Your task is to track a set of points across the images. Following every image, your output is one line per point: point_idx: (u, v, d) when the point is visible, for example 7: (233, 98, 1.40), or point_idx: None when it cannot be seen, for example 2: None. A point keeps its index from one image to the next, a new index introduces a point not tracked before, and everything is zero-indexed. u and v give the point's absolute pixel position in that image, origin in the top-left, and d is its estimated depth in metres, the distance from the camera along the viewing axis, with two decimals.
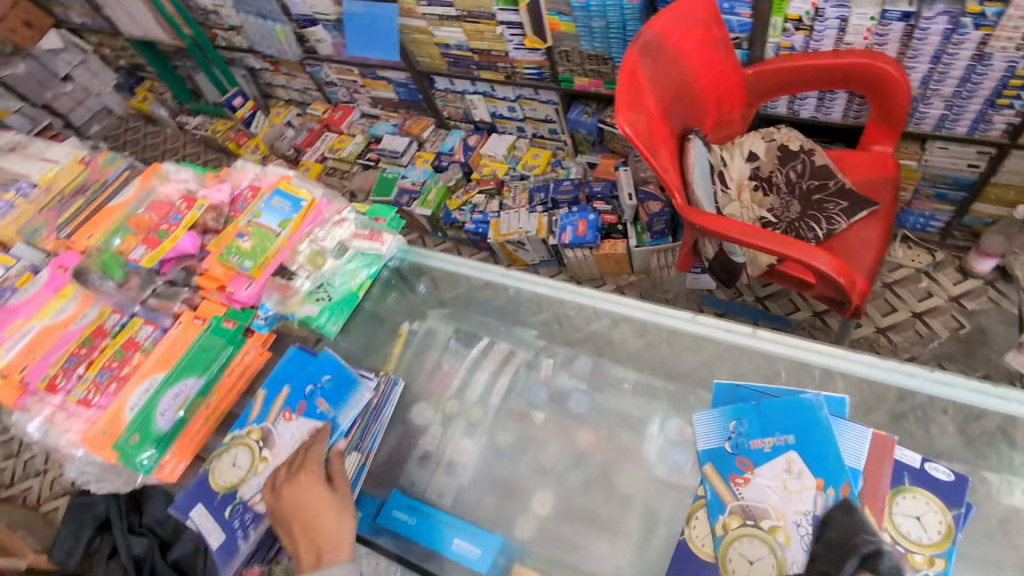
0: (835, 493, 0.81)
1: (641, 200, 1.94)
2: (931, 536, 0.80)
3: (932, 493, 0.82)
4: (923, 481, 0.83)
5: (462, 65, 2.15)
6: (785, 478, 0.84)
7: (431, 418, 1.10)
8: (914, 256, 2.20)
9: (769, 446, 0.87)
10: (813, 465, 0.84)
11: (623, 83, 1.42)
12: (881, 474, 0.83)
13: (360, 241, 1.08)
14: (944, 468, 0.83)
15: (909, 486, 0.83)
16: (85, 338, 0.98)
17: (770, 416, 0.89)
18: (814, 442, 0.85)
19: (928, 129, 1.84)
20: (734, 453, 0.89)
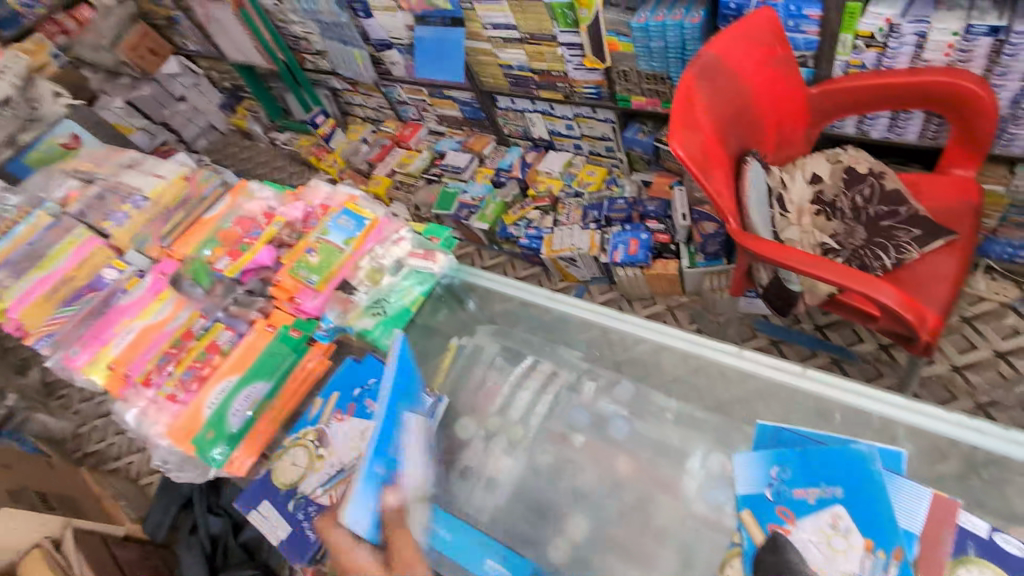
0: (885, 556, 0.80)
1: (696, 220, 1.93)
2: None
3: (995, 564, 0.78)
4: (989, 553, 0.79)
5: (523, 85, 2.21)
6: (829, 534, 0.83)
7: (474, 433, 1.13)
8: (999, 289, 2.05)
9: (814, 498, 0.85)
10: (862, 523, 0.82)
11: (677, 106, 1.44)
12: (940, 539, 0.81)
13: (415, 260, 1.14)
14: (1016, 542, 0.80)
15: (973, 558, 0.79)
16: (176, 339, 1.09)
17: (817, 466, 0.88)
18: (863, 499, 0.84)
19: (1017, 153, 1.73)
20: (776, 501, 0.88)
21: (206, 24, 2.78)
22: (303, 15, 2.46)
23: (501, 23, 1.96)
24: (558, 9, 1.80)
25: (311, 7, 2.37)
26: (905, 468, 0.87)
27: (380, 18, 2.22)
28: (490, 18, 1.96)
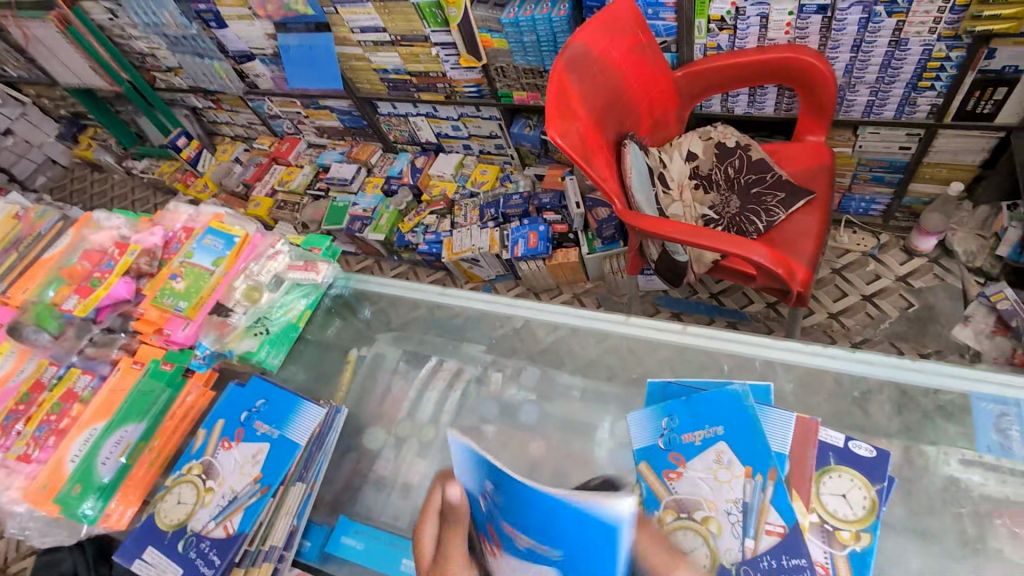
0: (763, 479, 0.83)
1: (589, 207, 2.02)
2: (857, 512, 0.81)
3: (855, 469, 0.84)
4: (846, 459, 0.85)
5: (402, 89, 2.20)
6: (715, 469, 0.85)
7: (384, 441, 1.06)
8: (860, 240, 2.28)
9: (700, 440, 0.87)
10: (742, 453, 0.85)
11: (552, 97, 1.47)
12: (806, 457, 0.85)
13: (295, 272, 1.12)
14: (865, 445, 0.86)
15: (834, 465, 0.84)
16: (22, 394, 0.99)
17: (700, 411, 0.90)
18: (741, 431, 0.86)
19: (857, 116, 1.92)
20: (667, 449, 0.89)
21: (27, 47, 2.49)
22: (145, 30, 2.30)
23: (368, 26, 1.92)
24: (426, 9, 1.79)
25: (153, 21, 2.21)
26: (774, 399, 0.92)
27: (235, 27, 2.13)
28: (356, 21, 1.92)
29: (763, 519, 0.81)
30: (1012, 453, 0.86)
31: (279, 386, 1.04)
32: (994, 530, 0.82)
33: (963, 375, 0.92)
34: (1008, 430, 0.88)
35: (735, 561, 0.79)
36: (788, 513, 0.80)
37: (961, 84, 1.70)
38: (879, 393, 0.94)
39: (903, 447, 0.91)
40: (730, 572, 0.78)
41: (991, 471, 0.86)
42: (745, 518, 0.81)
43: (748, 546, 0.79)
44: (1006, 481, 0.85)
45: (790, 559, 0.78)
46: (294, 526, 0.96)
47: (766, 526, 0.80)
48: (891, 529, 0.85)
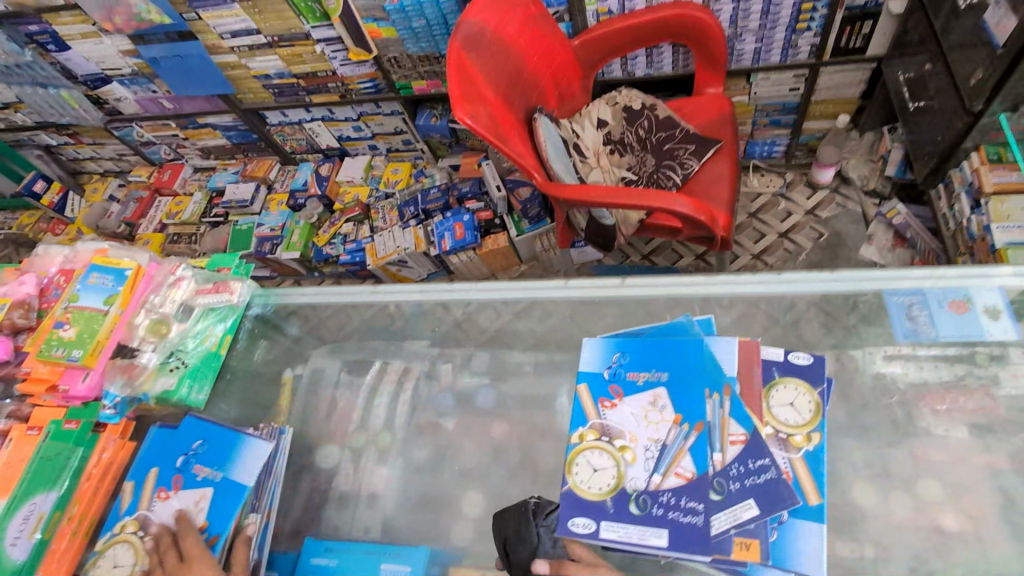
0: (688, 428, 0.82)
1: (510, 189, 2.01)
2: (805, 417, 0.83)
3: (797, 377, 0.85)
4: (789, 370, 0.86)
5: (290, 94, 2.08)
6: (648, 408, 0.86)
7: (338, 457, 0.99)
8: (768, 181, 2.40)
9: (643, 379, 0.88)
10: (677, 400, 0.85)
11: (453, 76, 1.42)
12: (754, 374, 0.86)
13: (205, 296, 1.02)
14: (803, 353, 0.87)
15: (780, 378, 0.86)
16: None
17: (650, 350, 0.91)
18: (683, 377, 0.86)
19: (748, 64, 2.00)
20: (610, 380, 0.90)
21: None
22: None
23: (239, 30, 1.79)
24: (301, 4, 1.69)
25: None
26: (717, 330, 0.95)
27: (81, 48, 1.93)
28: (224, 25, 1.78)
29: (675, 462, 0.80)
30: (924, 338, 0.92)
31: (219, 423, 0.94)
32: (921, 413, 0.88)
33: (876, 276, 0.99)
34: (917, 315, 0.94)
35: (638, 490, 0.80)
36: (747, 420, 0.81)
37: (833, 22, 1.80)
38: (807, 313, 0.98)
39: (835, 357, 0.94)
40: (629, 497, 0.80)
41: (910, 361, 0.92)
42: (660, 456, 0.82)
43: (654, 480, 0.80)
44: (926, 368, 0.91)
45: (693, 501, 0.77)
46: (257, 559, 0.86)
47: (730, 438, 0.80)
48: (846, 434, 0.89)
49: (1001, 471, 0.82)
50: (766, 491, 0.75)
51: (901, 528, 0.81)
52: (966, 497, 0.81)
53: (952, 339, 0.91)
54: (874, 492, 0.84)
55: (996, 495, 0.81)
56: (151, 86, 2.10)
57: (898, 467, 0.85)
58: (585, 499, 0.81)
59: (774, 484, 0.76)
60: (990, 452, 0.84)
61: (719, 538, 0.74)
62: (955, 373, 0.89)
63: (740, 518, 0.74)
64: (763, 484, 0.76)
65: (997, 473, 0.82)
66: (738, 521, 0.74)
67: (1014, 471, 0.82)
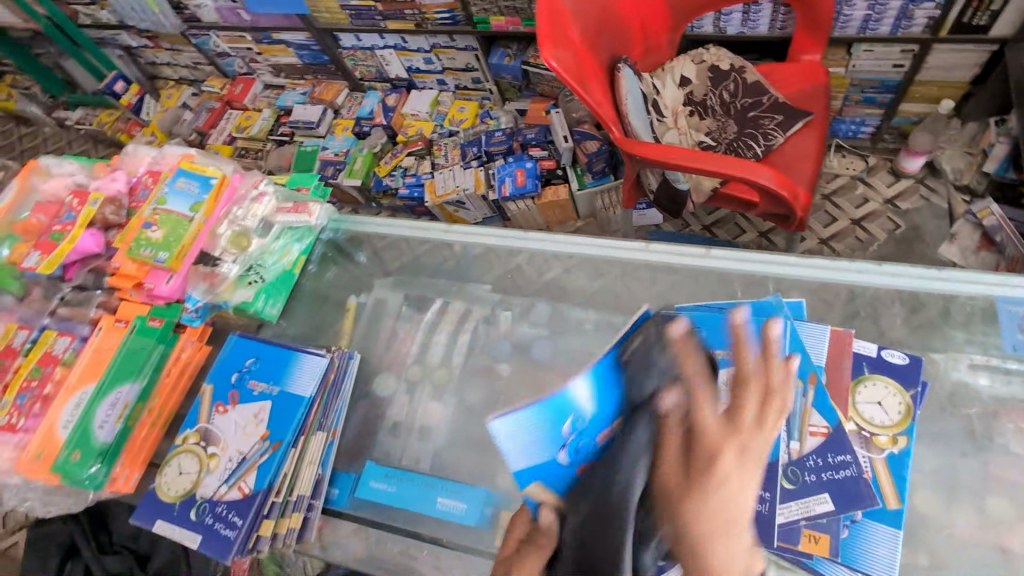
0: None
1: (578, 141, 1.93)
2: (892, 418, 0.79)
3: (888, 375, 0.82)
4: (881, 368, 0.83)
5: (366, 17, 2.02)
6: None
7: (395, 387, 1.01)
8: (849, 163, 2.26)
9: None
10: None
11: (543, 17, 1.34)
12: (841, 366, 0.83)
13: (284, 215, 1.02)
14: (899, 352, 0.83)
15: (869, 374, 0.82)
16: (35, 370, 0.88)
17: None
18: None
19: (853, 33, 1.84)
20: None
21: None
22: None
23: None
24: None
25: None
26: (806, 316, 0.89)
27: None
28: None
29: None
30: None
31: (269, 342, 0.97)
32: (1001, 428, 0.83)
33: (983, 281, 0.92)
34: None
35: None
36: (831, 414, 0.79)
37: None
38: (890, 305, 0.93)
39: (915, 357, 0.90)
40: None
41: (997, 372, 0.86)
42: None
43: None
44: (1014, 382, 0.85)
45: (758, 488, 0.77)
46: (320, 475, 0.91)
47: (810, 428, 0.79)
48: (918, 439, 0.85)
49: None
50: (844, 487, 0.75)
51: (960, 541, 0.78)
52: None
53: None
54: (937, 499, 0.81)
55: None
56: None
57: (966, 480, 0.81)
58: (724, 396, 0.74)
59: (851, 482, 0.75)
60: None
61: (787, 527, 0.75)
62: None
63: (813, 511, 0.75)
64: (839, 480, 0.76)
65: None
66: (809, 513, 0.75)
67: None
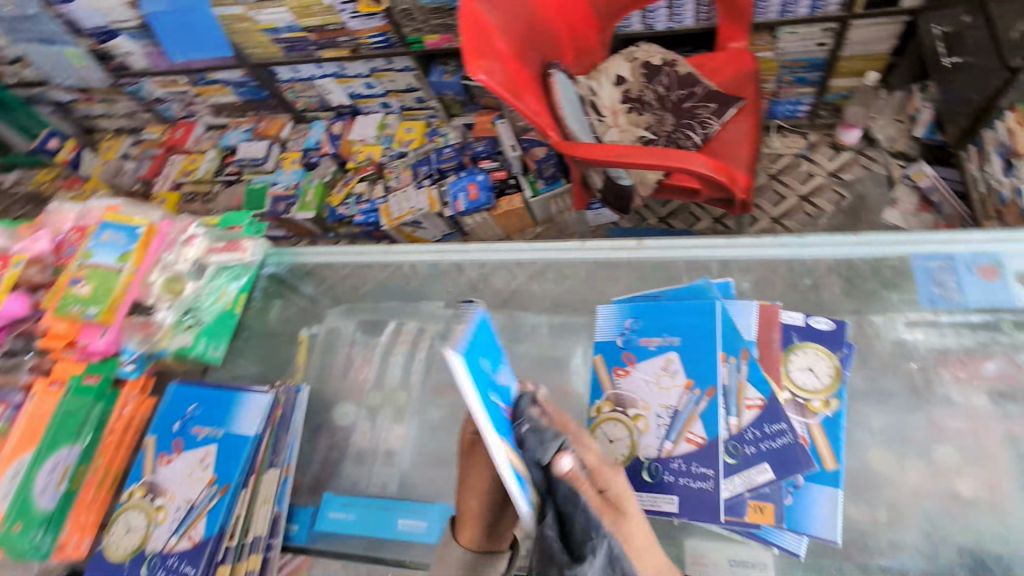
0: (700, 393, 0.84)
1: (526, 148, 1.97)
2: (823, 381, 0.81)
3: (817, 342, 0.84)
4: (808, 335, 0.85)
5: (299, 48, 2.03)
6: (659, 375, 0.87)
7: (355, 415, 1.01)
8: (790, 142, 2.32)
9: (654, 345, 0.89)
10: (689, 365, 0.86)
11: (466, 31, 1.34)
12: (772, 338, 0.85)
13: (217, 255, 1.02)
14: (824, 318, 0.85)
15: (799, 343, 0.84)
16: None
17: (665, 317, 0.90)
18: (696, 341, 0.87)
19: (775, 17, 1.89)
20: (623, 347, 0.92)
21: None
22: None
23: None
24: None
25: None
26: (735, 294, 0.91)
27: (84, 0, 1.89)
28: None
29: (687, 428, 0.82)
30: (951, 304, 0.89)
31: (211, 385, 0.96)
32: (941, 379, 0.86)
33: (904, 240, 0.94)
34: (945, 281, 0.90)
35: (649, 457, 0.83)
36: (764, 385, 0.82)
37: None
38: (827, 277, 0.96)
39: (855, 323, 0.92)
40: (642, 465, 0.83)
41: (932, 327, 0.89)
42: (672, 422, 0.84)
43: (665, 447, 0.82)
44: (947, 333, 0.88)
45: (701, 466, 0.79)
46: (277, 512, 0.89)
47: (746, 402, 0.81)
48: (867, 400, 0.87)
49: (1018, 438, 0.80)
50: (782, 454, 0.77)
51: (913, 492, 0.80)
52: (985, 464, 0.80)
53: (982, 306, 0.88)
54: (890, 456, 0.83)
55: (1017, 465, 0.79)
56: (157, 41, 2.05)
57: (915, 434, 0.83)
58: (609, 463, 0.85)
59: (789, 449, 0.77)
60: (1009, 419, 0.82)
61: (732, 501, 0.77)
62: (978, 340, 0.87)
63: (754, 481, 0.77)
64: (777, 448, 0.78)
65: (1018, 441, 0.80)
66: (751, 484, 0.77)
67: None
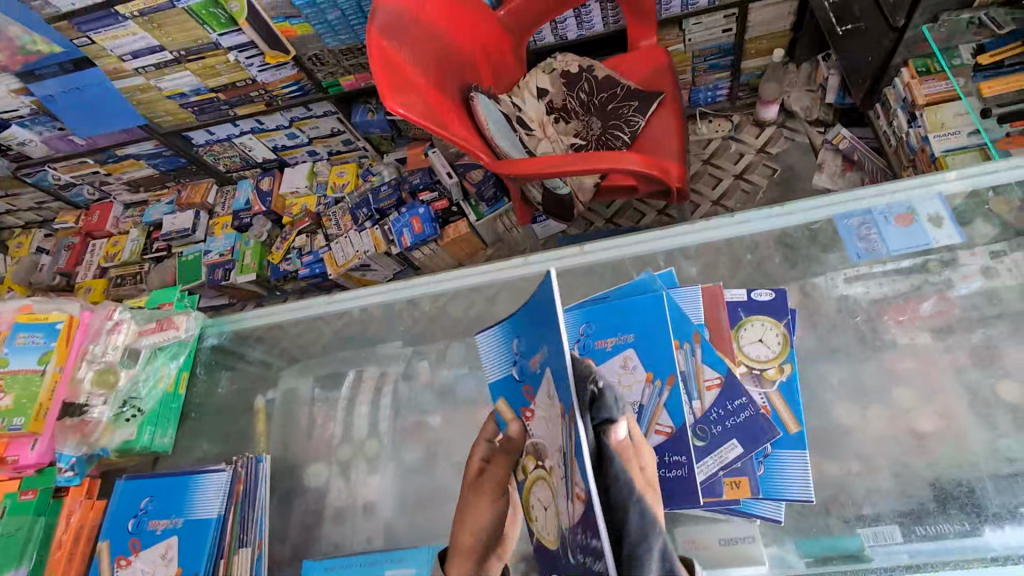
0: (661, 383, 0.81)
1: (462, 173, 1.95)
2: (773, 350, 0.86)
3: (763, 314, 0.88)
4: (753, 309, 0.89)
5: (211, 110, 1.98)
6: (620, 374, 0.84)
7: (327, 474, 0.98)
8: (716, 127, 2.39)
9: (611, 345, 0.85)
10: (646, 358, 0.83)
11: (379, 68, 1.33)
12: (720, 318, 0.89)
13: (151, 337, 0.97)
14: (765, 290, 0.90)
15: (746, 318, 0.89)
16: None
17: (617, 315, 0.87)
18: (649, 333, 0.84)
19: (678, 11, 1.97)
20: (581, 353, 0.86)
21: None
22: None
23: (140, 49, 1.69)
24: (203, 10, 1.59)
25: None
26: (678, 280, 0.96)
27: None
28: (123, 46, 1.68)
29: (654, 420, 0.80)
30: (877, 255, 0.92)
31: (165, 474, 0.90)
32: (887, 326, 0.90)
33: (821, 205, 0.96)
34: (868, 235, 0.93)
35: None
36: (720, 363, 0.83)
37: None
38: (769, 250, 0.97)
39: (800, 289, 0.94)
40: None
41: (871, 280, 0.92)
42: (639, 418, 0.80)
43: None
44: (884, 283, 0.92)
45: (674, 455, 0.77)
46: None
47: (706, 383, 0.82)
48: (828, 357, 0.90)
49: (964, 368, 0.85)
50: (747, 428, 0.79)
51: (880, 438, 0.83)
52: (941, 400, 0.83)
53: (903, 252, 0.91)
54: (855, 409, 0.86)
55: (970, 397, 0.83)
56: (54, 124, 1.99)
57: (872, 382, 0.87)
58: None
59: (753, 421, 0.79)
60: (952, 352, 0.86)
61: (709, 482, 0.78)
62: (913, 284, 0.90)
63: (727, 459, 0.79)
64: (743, 422, 0.80)
65: (966, 371, 0.85)
66: (725, 462, 0.78)
67: (976, 366, 0.84)
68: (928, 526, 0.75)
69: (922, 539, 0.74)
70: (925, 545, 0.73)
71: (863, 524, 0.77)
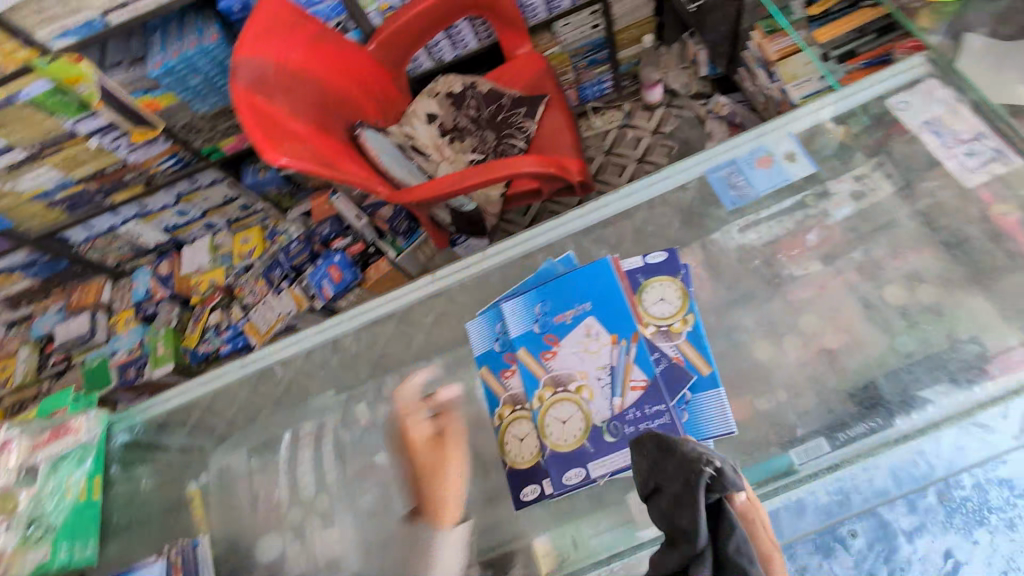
0: (627, 342, 0.85)
1: (371, 213, 1.96)
2: (675, 305, 0.90)
3: (659, 275, 0.92)
4: (651, 272, 0.92)
5: (86, 202, 1.88)
6: (585, 343, 0.87)
7: (282, 543, 0.92)
8: (609, 118, 2.49)
9: (570, 317, 0.89)
10: (608, 322, 0.87)
11: (251, 123, 1.31)
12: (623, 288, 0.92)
13: (45, 448, 0.90)
14: (656, 252, 0.94)
15: (646, 282, 0.92)
16: None
17: (569, 288, 0.90)
18: (604, 301, 0.88)
19: (544, 16, 2.06)
20: (543, 331, 0.89)
21: None
22: None
23: None
24: (48, 100, 1.51)
25: None
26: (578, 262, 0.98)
27: None
28: None
29: (628, 377, 0.84)
30: (748, 200, 0.98)
31: None
32: (782, 262, 0.96)
33: (688, 166, 1.02)
34: (737, 181, 0.99)
35: (606, 419, 0.83)
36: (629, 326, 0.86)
37: None
38: (664, 216, 1.01)
39: (701, 246, 0.99)
40: (602, 429, 0.83)
41: (760, 225, 0.98)
42: (613, 379, 0.84)
43: (617, 403, 0.83)
44: (772, 225, 0.98)
45: (655, 405, 0.81)
46: None
47: (632, 383, 0.83)
48: (743, 306, 0.95)
49: (855, 284, 0.91)
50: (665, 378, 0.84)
51: (798, 367, 0.88)
52: (841, 317, 0.90)
53: (770, 190, 0.98)
54: (770, 345, 0.91)
55: (864, 308, 0.89)
56: None
57: (779, 317, 0.93)
58: (564, 453, 0.83)
59: (674, 367, 0.86)
60: (841, 273, 0.92)
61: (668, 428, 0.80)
62: (796, 220, 0.97)
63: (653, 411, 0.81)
64: (664, 370, 0.85)
65: (858, 287, 0.91)
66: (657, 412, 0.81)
67: (864, 280, 0.91)
68: (850, 432, 0.79)
69: (847, 443, 0.78)
70: (849, 448, 0.77)
71: (796, 444, 0.80)
